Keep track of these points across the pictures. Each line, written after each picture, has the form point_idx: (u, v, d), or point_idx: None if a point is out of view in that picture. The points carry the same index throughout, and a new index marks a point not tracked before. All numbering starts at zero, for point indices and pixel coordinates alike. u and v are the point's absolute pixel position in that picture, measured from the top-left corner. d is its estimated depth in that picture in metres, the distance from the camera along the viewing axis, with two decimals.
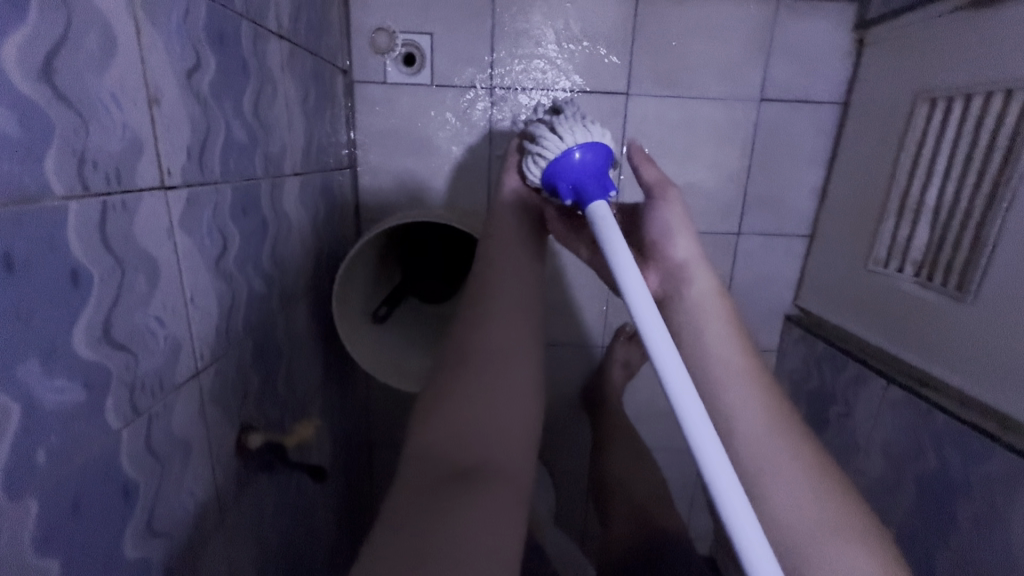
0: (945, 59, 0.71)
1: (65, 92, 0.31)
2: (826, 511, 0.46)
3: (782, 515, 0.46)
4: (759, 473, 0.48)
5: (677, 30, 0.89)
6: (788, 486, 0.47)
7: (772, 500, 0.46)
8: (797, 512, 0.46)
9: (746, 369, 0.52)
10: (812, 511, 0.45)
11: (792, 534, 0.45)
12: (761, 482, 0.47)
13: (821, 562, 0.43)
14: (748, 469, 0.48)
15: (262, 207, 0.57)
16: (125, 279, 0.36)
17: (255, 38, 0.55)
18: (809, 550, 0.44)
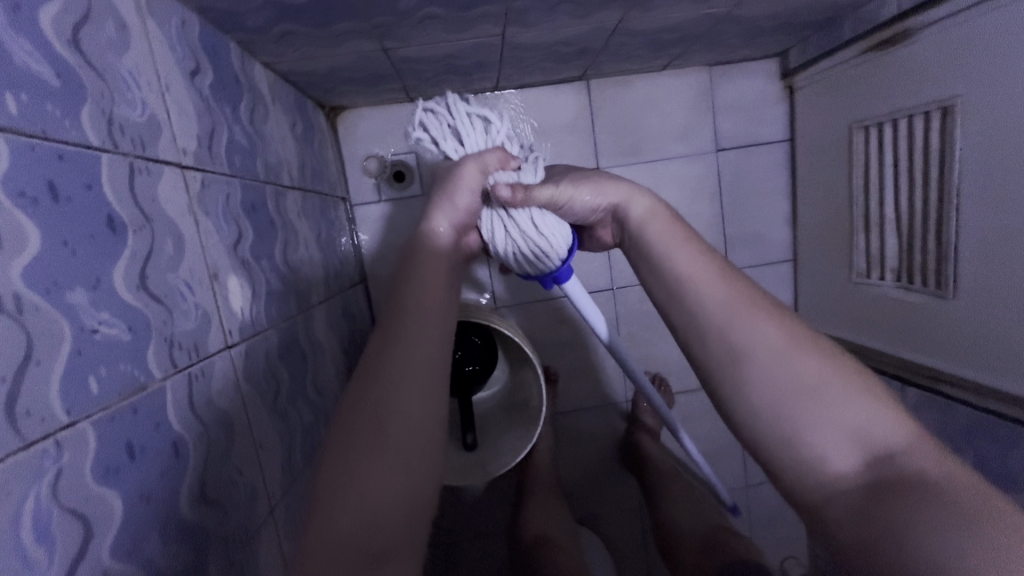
0: (868, 92, 0.81)
1: (154, 292, 0.37)
2: (849, 384, 0.40)
3: (800, 407, 0.40)
4: (768, 372, 0.41)
5: (629, 108, 1.00)
6: (804, 376, 0.41)
7: (795, 397, 0.40)
8: (816, 399, 0.40)
9: (721, 277, 0.46)
10: (833, 392, 0.40)
11: (818, 425, 0.40)
12: (775, 381, 0.41)
13: (848, 444, 0.39)
14: (763, 367, 0.42)
15: (301, 342, 0.62)
16: (209, 440, 0.40)
17: (276, 196, 0.63)
18: (833, 437, 0.39)
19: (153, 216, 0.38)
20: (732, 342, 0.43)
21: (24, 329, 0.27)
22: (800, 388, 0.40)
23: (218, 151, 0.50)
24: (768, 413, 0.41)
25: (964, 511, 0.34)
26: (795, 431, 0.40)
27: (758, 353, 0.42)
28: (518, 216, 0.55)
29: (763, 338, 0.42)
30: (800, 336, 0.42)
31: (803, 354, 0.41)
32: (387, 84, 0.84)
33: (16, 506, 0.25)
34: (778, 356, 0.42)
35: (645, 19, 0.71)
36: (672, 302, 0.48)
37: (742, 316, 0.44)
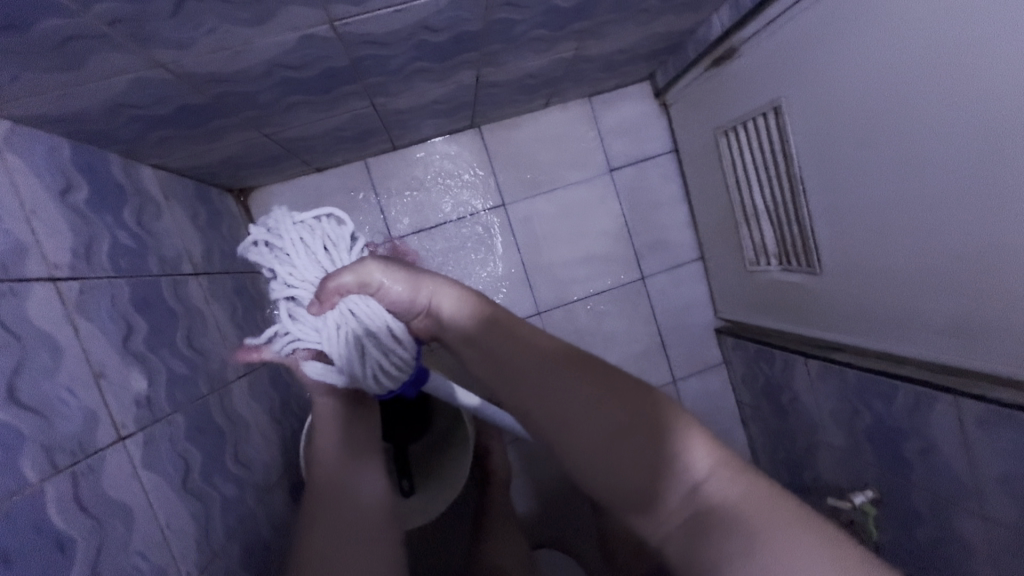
0: (721, 101, 0.91)
1: (26, 401, 0.40)
2: (649, 422, 0.40)
3: (608, 460, 0.40)
4: (576, 428, 0.42)
5: (522, 146, 1.08)
6: (608, 422, 0.41)
7: (605, 445, 0.40)
8: (621, 444, 0.40)
9: (530, 347, 0.49)
10: (636, 435, 0.40)
11: (628, 469, 0.39)
12: (584, 437, 0.41)
13: (657, 485, 0.38)
14: (571, 430, 0.42)
15: (217, 420, 0.65)
16: (103, 532, 0.43)
17: (175, 287, 0.66)
18: (643, 480, 0.39)
19: (22, 331, 0.42)
20: (546, 409, 0.45)
21: None
22: (606, 443, 0.40)
23: (99, 257, 0.54)
24: (591, 468, 0.41)
25: (747, 532, 0.34)
26: (611, 481, 0.40)
27: (565, 414, 0.43)
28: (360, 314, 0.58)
29: (572, 396, 0.43)
30: (606, 388, 0.43)
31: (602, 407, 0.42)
32: (285, 162, 0.90)
33: None
34: (583, 412, 0.42)
35: (501, 72, 0.79)
36: (501, 377, 0.49)
37: (553, 378, 0.45)
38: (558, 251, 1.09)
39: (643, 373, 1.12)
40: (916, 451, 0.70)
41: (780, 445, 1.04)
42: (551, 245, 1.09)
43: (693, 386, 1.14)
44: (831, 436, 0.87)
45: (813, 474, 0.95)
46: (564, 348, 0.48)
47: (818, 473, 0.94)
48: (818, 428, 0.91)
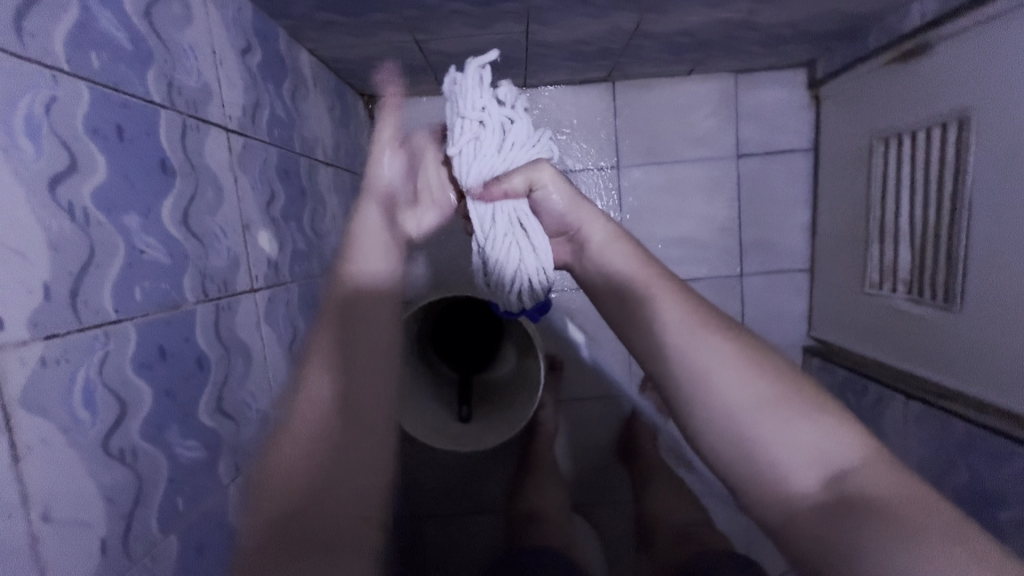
0: (891, 103, 0.82)
1: (193, 230, 0.44)
2: (803, 404, 0.42)
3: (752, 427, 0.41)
4: (723, 394, 0.43)
5: (651, 110, 1.03)
6: (759, 395, 0.42)
7: (752, 415, 0.42)
8: (768, 416, 0.42)
9: (669, 299, 0.48)
10: (787, 412, 0.42)
11: (774, 440, 0.41)
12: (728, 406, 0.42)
13: (802, 460, 0.40)
14: (712, 397, 0.43)
15: (319, 300, 0.69)
16: (229, 364, 0.47)
17: (309, 169, 0.70)
18: (790, 451, 0.41)
19: (198, 166, 0.45)
20: (684, 364, 0.45)
21: (88, 237, 0.33)
22: (746, 414, 0.42)
23: (260, 120, 0.57)
24: (730, 436, 0.42)
25: (917, 525, 0.35)
26: (750, 449, 0.41)
27: (713, 380, 0.43)
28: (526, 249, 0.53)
29: (722, 364, 0.44)
30: (752, 362, 0.44)
31: (742, 379, 0.43)
32: (421, 77, 0.91)
33: (71, 373, 0.31)
34: (718, 380, 0.43)
35: (661, 23, 0.75)
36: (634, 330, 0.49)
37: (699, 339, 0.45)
38: (659, 227, 1.06)
39: None
40: (1017, 524, 0.64)
41: None
42: (654, 219, 1.05)
43: None
44: None
45: None
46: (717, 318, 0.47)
47: None
48: None
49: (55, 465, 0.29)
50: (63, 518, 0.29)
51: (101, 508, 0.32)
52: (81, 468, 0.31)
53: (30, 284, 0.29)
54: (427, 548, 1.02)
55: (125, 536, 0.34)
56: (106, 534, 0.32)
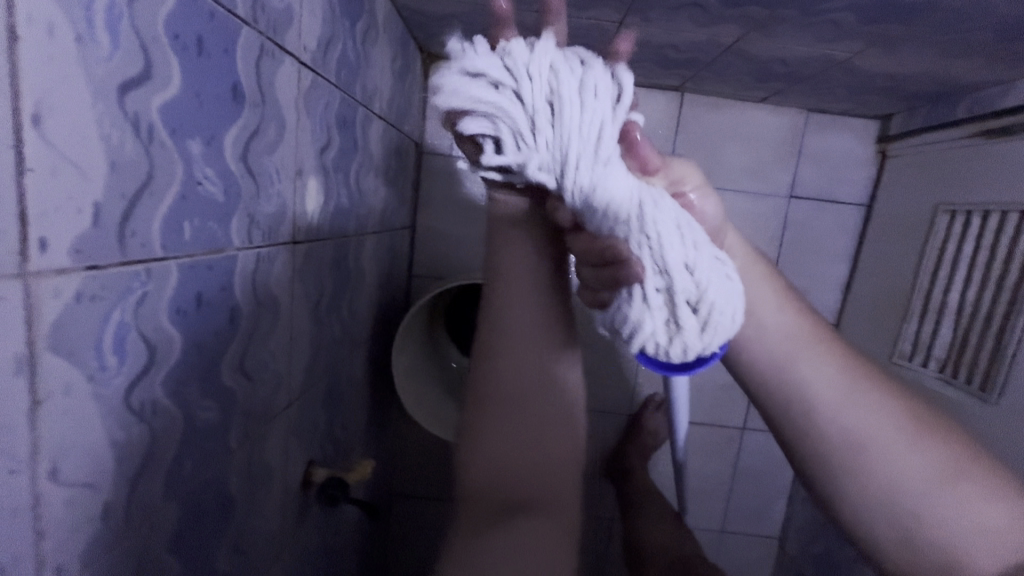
0: (966, 179, 0.79)
1: (251, 168, 0.39)
2: (981, 473, 0.38)
3: (924, 502, 0.37)
4: (893, 469, 0.38)
5: (714, 133, 0.99)
6: (931, 473, 0.38)
7: (926, 494, 0.37)
8: (937, 495, 0.37)
9: (824, 351, 0.41)
10: (964, 489, 0.37)
11: (967, 522, 0.37)
12: (891, 482, 0.38)
13: (924, 536, 0.37)
14: (873, 463, 0.38)
15: (348, 262, 0.64)
16: (258, 319, 0.43)
17: (364, 121, 0.64)
18: (959, 537, 0.37)
19: (268, 99, 0.40)
20: (841, 430, 0.39)
21: (148, 159, 0.28)
22: (892, 479, 0.38)
23: (331, 59, 0.52)
24: (895, 518, 0.38)
25: None
26: (949, 540, 0.37)
27: (882, 458, 0.38)
28: (703, 289, 0.33)
29: (876, 431, 0.39)
30: (909, 428, 0.39)
31: (905, 450, 0.38)
32: None
33: (106, 311, 0.26)
34: (890, 451, 0.38)
35: (763, 45, 0.70)
36: (768, 391, 0.42)
37: (858, 407, 0.39)
38: None
39: (715, 408, 1.03)
40: None
41: (819, 540, 0.96)
42: None
43: (758, 443, 1.04)
44: None
45: None
46: (869, 370, 0.41)
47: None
48: None
49: (72, 414, 0.25)
50: (70, 477, 0.26)
51: (110, 468, 0.28)
52: (100, 421, 0.27)
53: (81, 204, 0.24)
54: (395, 529, 0.96)
55: (127, 501, 0.30)
56: (109, 497, 0.28)
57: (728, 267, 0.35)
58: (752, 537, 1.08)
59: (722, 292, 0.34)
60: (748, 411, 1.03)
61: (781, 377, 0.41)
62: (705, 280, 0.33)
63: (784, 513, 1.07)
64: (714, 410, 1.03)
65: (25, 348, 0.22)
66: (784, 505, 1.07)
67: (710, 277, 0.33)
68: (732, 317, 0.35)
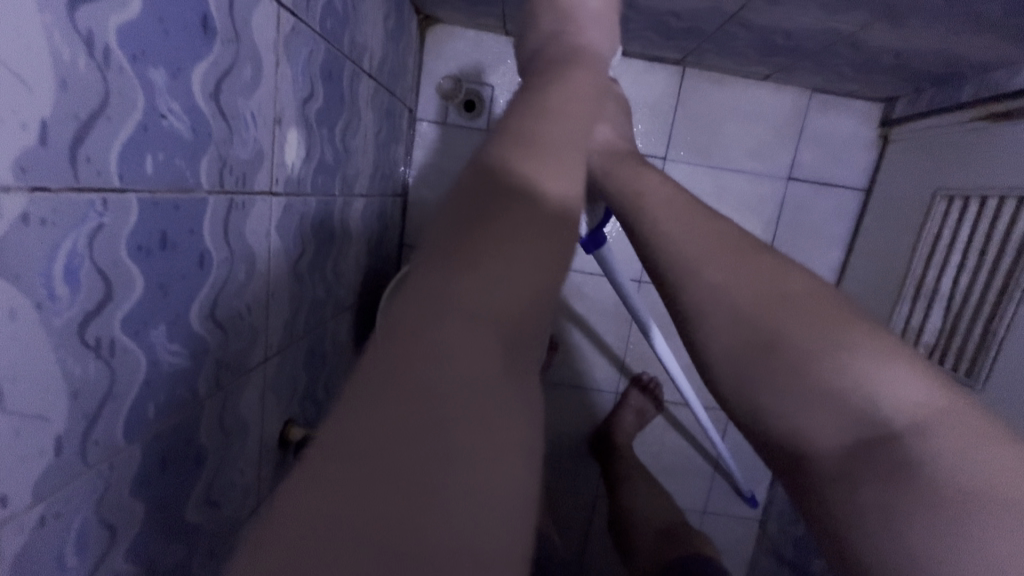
0: (965, 163, 0.78)
1: (223, 109, 0.38)
2: (868, 340, 0.32)
3: (787, 350, 0.33)
4: (739, 329, 0.34)
5: (714, 110, 0.97)
6: (806, 331, 0.33)
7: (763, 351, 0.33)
8: (813, 348, 0.32)
9: (689, 214, 0.40)
10: (836, 358, 0.32)
11: (829, 382, 0.31)
12: (737, 336, 0.34)
13: (787, 397, 0.32)
14: (733, 309, 0.35)
15: (332, 221, 0.63)
16: (231, 269, 0.42)
17: (351, 76, 0.63)
18: (835, 402, 0.31)
19: (243, 36, 0.39)
20: (700, 282, 0.37)
21: (104, 82, 0.27)
22: (758, 330, 0.34)
23: (315, 6, 0.50)
24: (743, 381, 0.34)
25: (949, 481, 0.28)
26: (777, 400, 0.33)
27: (748, 306, 0.35)
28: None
29: (736, 280, 0.36)
30: (780, 279, 0.36)
31: (784, 296, 0.35)
32: (488, 9, 0.82)
33: (57, 240, 0.26)
34: (757, 300, 0.35)
35: (767, 14, 0.68)
36: (648, 254, 0.40)
37: (732, 262, 0.37)
38: None
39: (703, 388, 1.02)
40: None
41: (800, 521, 0.97)
42: None
43: None
44: None
45: (823, 564, 0.89)
46: (751, 244, 0.38)
47: None
48: None
49: (18, 342, 0.24)
50: (17, 407, 0.25)
51: (62, 401, 0.27)
52: (51, 352, 0.26)
53: (24, 119, 0.23)
54: None
55: (85, 438, 0.29)
56: (63, 431, 0.28)
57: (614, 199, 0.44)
58: (734, 517, 1.09)
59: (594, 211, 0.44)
60: None
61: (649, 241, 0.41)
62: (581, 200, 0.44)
63: (767, 495, 1.08)
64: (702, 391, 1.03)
65: None
66: (767, 487, 1.07)
67: None
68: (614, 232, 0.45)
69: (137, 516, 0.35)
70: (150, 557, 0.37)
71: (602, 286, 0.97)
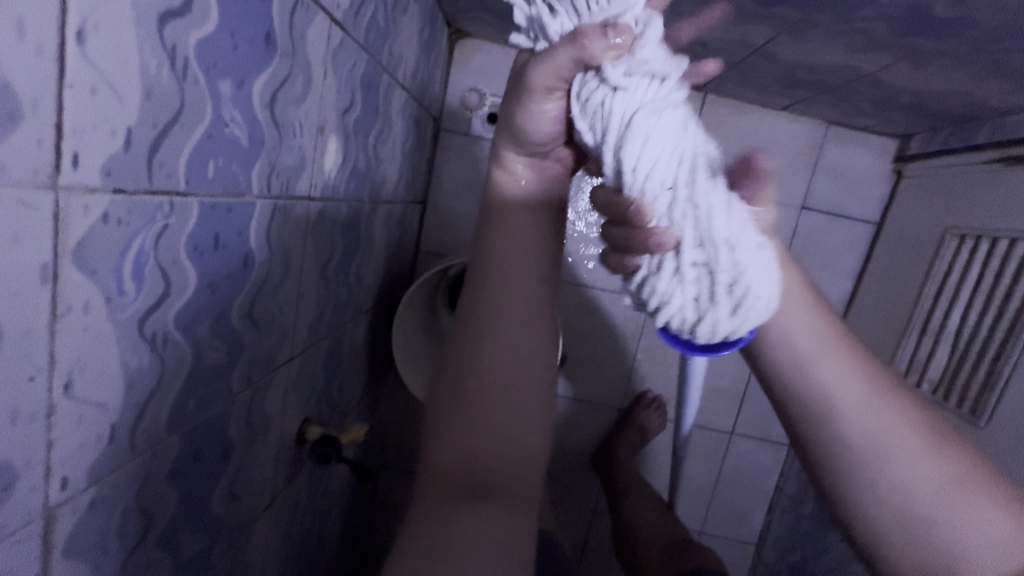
0: (979, 207, 0.79)
1: (276, 117, 0.39)
2: (965, 479, 0.35)
3: (928, 508, 0.34)
4: (912, 484, 0.35)
5: (732, 137, 0.99)
6: (923, 481, 0.35)
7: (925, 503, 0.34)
8: (937, 498, 0.34)
9: (832, 330, 0.38)
10: (947, 492, 0.34)
11: (930, 535, 0.34)
12: (896, 498, 0.35)
13: (921, 547, 0.34)
14: (885, 463, 0.35)
15: (360, 226, 0.65)
16: (270, 270, 0.43)
17: (387, 87, 0.64)
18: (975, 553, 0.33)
19: (298, 50, 0.40)
20: (857, 432, 0.36)
21: (181, 92, 0.29)
22: (877, 487, 0.35)
23: (360, 21, 0.52)
24: (906, 539, 0.35)
25: None
26: (892, 545, 0.35)
27: (885, 459, 0.35)
28: (740, 271, 0.31)
29: (883, 433, 0.36)
30: (912, 411, 0.36)
31: (910, 444, 0.35)
32: (518, 27, 0.84)
33: (129, 237, 0.27)
34: (871, 440, 0.36)
35: (792, 49, 0.70)
36: (767, 375, 0.39)
37: (856, 393, 0.36)
38: None
39: (705, 409, 1.03)
40: None
41: (797, 548, 0.98)
42: None
43: (745, 448, 1.05)
44: None
45: None
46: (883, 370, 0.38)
47: None
48: (860, 557, 0.82)
49: (91, 333, 0.26)
50: (83, 394, 0.26)
51: (120, 389, 0.29)
52: (115, 344, 0.28)
53: (114, 125, 0.25)
54: (379, 497, 0.97)
55: (133, 426, 0.31)
56: (117, 418, 0.29)
57: (767, 250, 0.33)
58: (731, 539, 1.09)
59: (755, 274, 0.32)
60: (738, 416, 1.03)
61: (770, 363, 0.39)
62: (744, 260, 0.32)
63: (764, 520, 1.08)
64: (706, 413, 1.04)
65: (51, 262, 0.23)
66: (765, 512, 1.08)
67: (748, 258, 0.32)
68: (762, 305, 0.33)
69: (169, 506, 0.36)
70: (177, 546, 0.39)
71: (612, 303, 0.98)
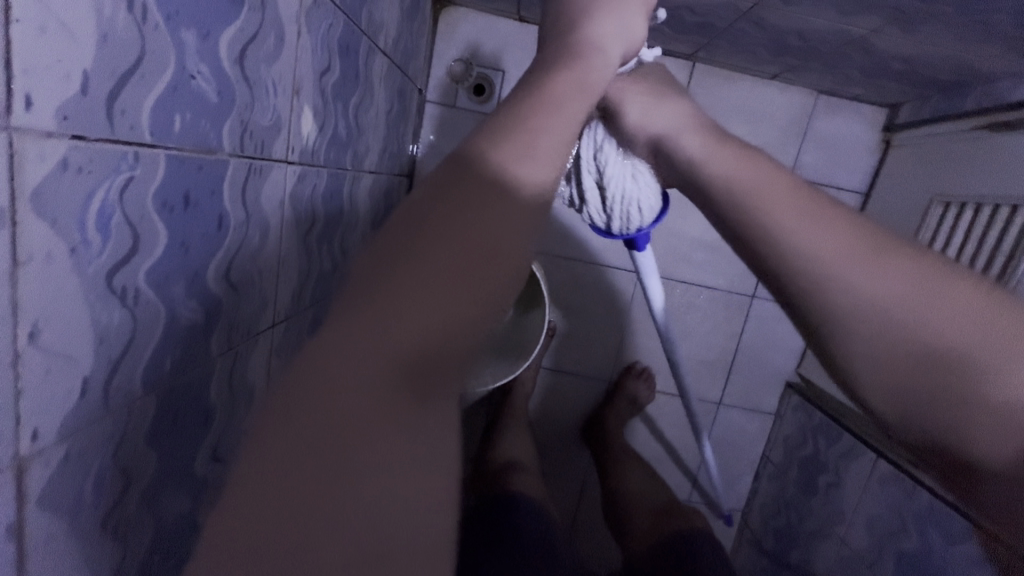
0: (963, 173, 0.79)
1: (247, 74, 0.38)
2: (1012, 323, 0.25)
3: (966, 354, 0.25)
4: (936, 321, 0.26)
5: (722, 107, 0.98)
6: (956, 323, 0.25)
7: (940, 379, 0.25)
8: (981, 339, 0.25)
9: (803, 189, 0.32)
10: (993, 333, 0.25)
11: (985, 387, 0.24)
12: (920, 342, 0.26)
13: (964, 408, 0.24)
14: (890, 300, 0.27)
15: (343, 195, 0.64)
16: (246, 233, 0.43)
17: (367, 52, 0.63)
18: None
19: (268, 5, 0.39)
20: (836, 274, 0.28)
21: (141, 39, 0.28)
22: (899, 328, 0.26)
23: None
24: (947, 400, 0.25)
25: None
26: (933, 416, 0.25)
27: (883, 300, 0.27)
28: (606, 172, 0.49)
29: (886, 268, 0.28)
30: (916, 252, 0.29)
31: (928, 281, 0.27)
32: None
33: (91, 188, 0.27)
34: (865, 277, 0.28)
35: (780, 13, 0.69)
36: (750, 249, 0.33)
37: (840, 233, 0.29)
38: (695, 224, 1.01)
39: (693, 380, 1.04)
40: None
41: (781, 513, 1.00)
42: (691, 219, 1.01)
43: (732, 418, 1.06)
44: (853, 535, 0.80)
45: (802, 555, 0.91)
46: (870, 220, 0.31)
47: (809, 554, 0.89)
48: (841, 520, 0.84)
49: (55, 284, 0.26)
50: (50, 346, 0.26)
51: (90, 344, 0.29)
52: (82, 297, 0.27)
53: (69, 69, 0.24)
54: None
55: (106, 382, 0.30)
56: (89, 373, 0.29)
57: (638, 168, 0.48)
58: (718, 507, 1.12)
59: (618, 181, 0.49)
60: (726, 386, 1.05)
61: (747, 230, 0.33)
62: (609, 170, 0.49)
63: (751, 487, 1.11)
64: (694, 384, 1.05)
65: (8, 208, 0.23)
66: (752, 480, 1.10)
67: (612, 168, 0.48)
68: (634, 204, 0.50)
69: (150, 464, 0.37)
70: (160, 506, 0.39)
71: (602, 276, 0.98)
